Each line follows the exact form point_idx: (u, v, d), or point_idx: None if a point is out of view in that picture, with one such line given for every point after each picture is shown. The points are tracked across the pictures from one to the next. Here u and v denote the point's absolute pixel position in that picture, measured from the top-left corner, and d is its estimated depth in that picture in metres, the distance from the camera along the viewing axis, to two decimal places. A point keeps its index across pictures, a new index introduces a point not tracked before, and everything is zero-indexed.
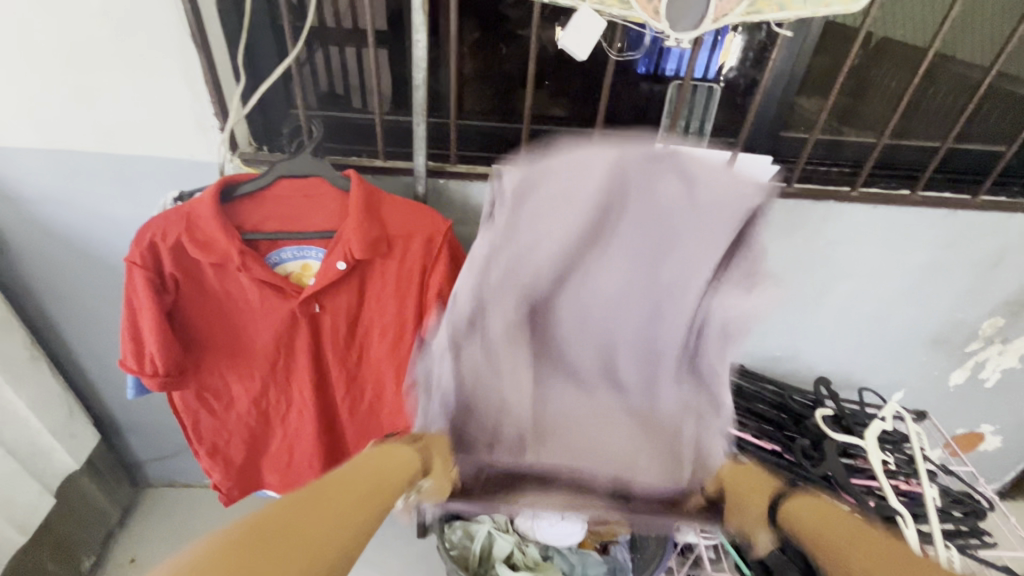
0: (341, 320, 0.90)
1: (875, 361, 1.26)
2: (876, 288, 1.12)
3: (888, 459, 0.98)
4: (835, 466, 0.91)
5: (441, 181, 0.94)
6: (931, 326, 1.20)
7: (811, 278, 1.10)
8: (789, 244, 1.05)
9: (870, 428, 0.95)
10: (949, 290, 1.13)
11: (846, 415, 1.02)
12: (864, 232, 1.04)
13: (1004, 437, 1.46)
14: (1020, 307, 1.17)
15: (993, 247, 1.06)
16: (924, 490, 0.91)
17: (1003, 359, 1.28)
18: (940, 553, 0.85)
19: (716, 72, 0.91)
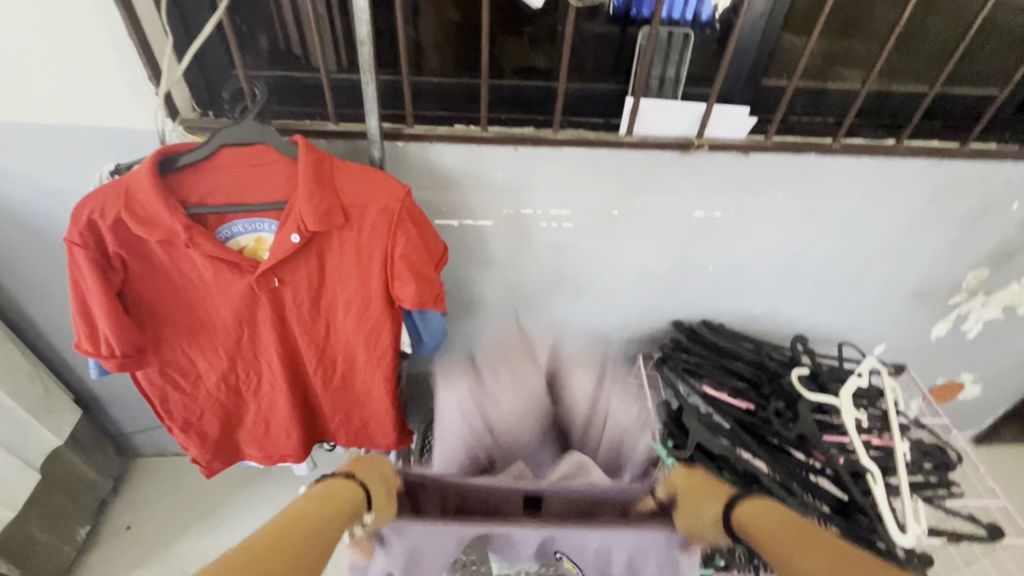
0: (303, 294, 0.88)
1: (857, 316, 1.25)
2: (860, 243, 1.09)
3: (861, 416, 0.98)
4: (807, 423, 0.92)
5: (399, 144, 0.88)
6: (915, 279, 1.18)
7: (792, 236, 1.07)
8: (772, 199, 1.00)
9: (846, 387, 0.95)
10: (933, 243, 1.11)
11: (822, 373, 1.01)
12: (849, 185, 0.99)
13: (982, 385, 1.49)
14: (1004, 260, 1.15)
15: (980, 199, 1.03)
16: (897, 444, 0.91)
17: (986, 312, 1.27)
18: (907, 503, 0.87)
19: (710, 17, 0.89)
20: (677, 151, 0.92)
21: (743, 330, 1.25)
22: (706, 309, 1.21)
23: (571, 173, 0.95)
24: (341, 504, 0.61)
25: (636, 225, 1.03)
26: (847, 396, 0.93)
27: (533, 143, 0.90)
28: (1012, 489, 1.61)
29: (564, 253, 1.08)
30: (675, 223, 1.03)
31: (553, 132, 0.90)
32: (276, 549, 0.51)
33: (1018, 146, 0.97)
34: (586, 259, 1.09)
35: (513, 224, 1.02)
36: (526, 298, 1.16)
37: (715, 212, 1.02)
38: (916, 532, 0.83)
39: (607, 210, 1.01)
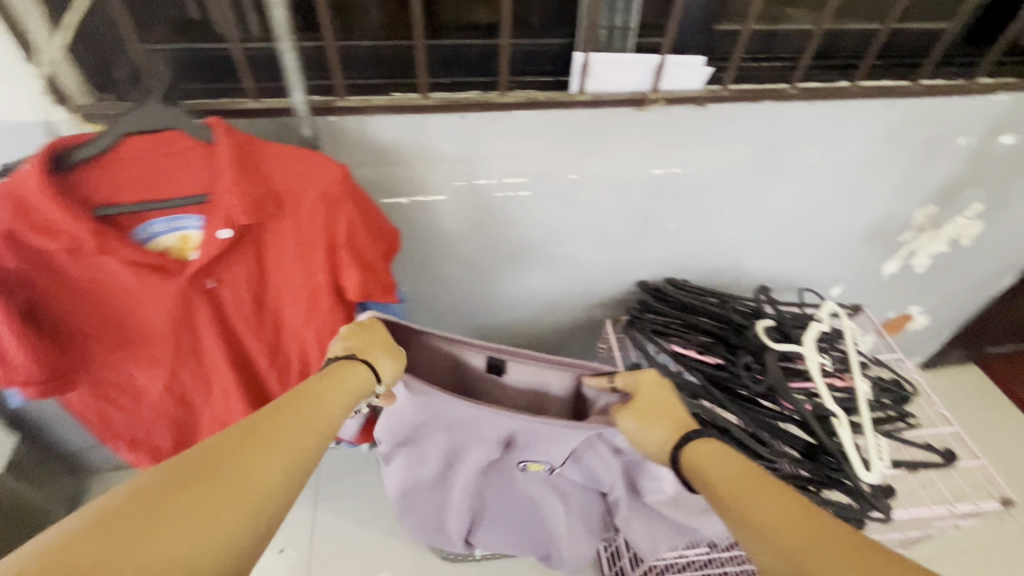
0: (244, 292, 0.81)
1: (815, 260, 1.28)
2: (816, 189, 1.09)
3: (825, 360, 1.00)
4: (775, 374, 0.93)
5: (333, 119, 0.80)
6: (868, 220, 1.20)
7: (752, 187, 1.06)
8: (730, 150, 0.98)
9: (810, 333, 0.97)
10: (885, 183, 1.12)
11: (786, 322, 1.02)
12: (806, 131, 0.97)
13: (929, 315, 1.57)
14: (951, 194, 1.17)
15: (930, 135, 1.03)
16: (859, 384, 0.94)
17: (933, 246, 1.31)
18: (870, 441, 0.90)
19: None
20: (633, 107, 0.87)
21: (707, 284, 1.25)
22: (670, 266, 1.20)
23: (524, 138, 0.89)
24: (351, 376, 0.69)
25: (595, 188, 0.99)
26: (812, 342, 0.94)
27: (480, 108, 0.83)
28: (954, 406, 1.74)
29: (523, 223, 1.03)
30: (635, 183, 1.00)
31: (501, 94, 0.83)
32: (287, 421, 0.59)
33: (965, 80, 0.96)
34: (546, 227, 1.05)
35: (466, 196, 0.96)
36: (488, 272, 1.12)
37: (674, 168, 0.99)
38: (880, 468, 0.87)
39: (564, 175, 0.96)
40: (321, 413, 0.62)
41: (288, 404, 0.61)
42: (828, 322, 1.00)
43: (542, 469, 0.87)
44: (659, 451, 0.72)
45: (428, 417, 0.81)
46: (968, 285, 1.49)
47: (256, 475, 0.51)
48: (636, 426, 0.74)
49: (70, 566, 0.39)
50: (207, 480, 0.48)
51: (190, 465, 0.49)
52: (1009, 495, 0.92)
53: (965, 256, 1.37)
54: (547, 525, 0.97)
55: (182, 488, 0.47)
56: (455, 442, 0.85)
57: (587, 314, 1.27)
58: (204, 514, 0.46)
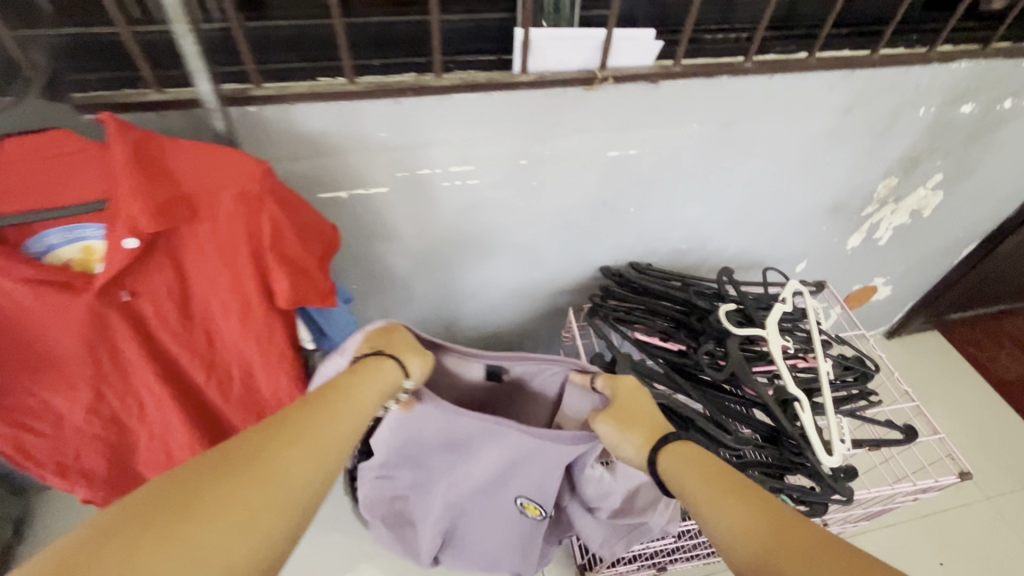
0: (165, 303, 0.74)
1: (780, 238, 1.25)
2: (777, 165, 1.06)
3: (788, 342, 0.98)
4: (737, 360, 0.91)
5: (251, 110, 0.72)
6: (831, 195, 1.18)
7: (712, 167, 1.02)
8: (686, 128, 0.93)
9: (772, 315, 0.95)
10: (847, 157, 1.09)
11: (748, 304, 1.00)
12: (764, 106, 0.93)
13: (893, 285, 1.58)
14: (912, 165, 1.15)
15: (890, 106, 1.00)
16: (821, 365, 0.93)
17: (896, 218, 1.30)
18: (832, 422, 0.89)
19: None
20: (580, 87, 0.81)
21: (672, 267, 1.22)
22: (632, 251, 1.16)
23: (466, 124, 0.83)
24: (375, 375, 0.69)
25: (548, 174, 0.94)
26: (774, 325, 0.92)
27: (415, 93, 0.77)
28: (918, 373, 1.77)
29: (475, 213, 0.98)
30: (590, 167, 0.95)
31: (436, 77, 0.76)
32: (312, 418, 0.60)
33: (925, 48, 0.93)
34: (500, 217, 1.00)
35: (411, 187, 0.90)
36: (443, 265, 1.07)
37: (629, 150, 0.94)
38: (842, 451, 0.85)
39: (513, 161, 0.90)
40: (346, 411, 0.63)
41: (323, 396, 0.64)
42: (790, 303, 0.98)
43: (538, 512, 0.87)
44: (638, 455, 0.70)
45: (429, 434, 0.79)
46: (930, 255, 1.49)
47: (280, 471, 0.53)
48: (612, 429, 0.73)
49: (132, 528, 0.45)
50: (250, 461, 0.53)
51: (220, 452, 0.53)
52: (966, 468, 0.93)
53: (927, 227, 1.37)
54: (517, 551, 0.97)
55: (213, 471, 0.50)
56: (450, 461, 0.84)
57: (551, 303, 1.23)
58: (250, 491, 0.50)
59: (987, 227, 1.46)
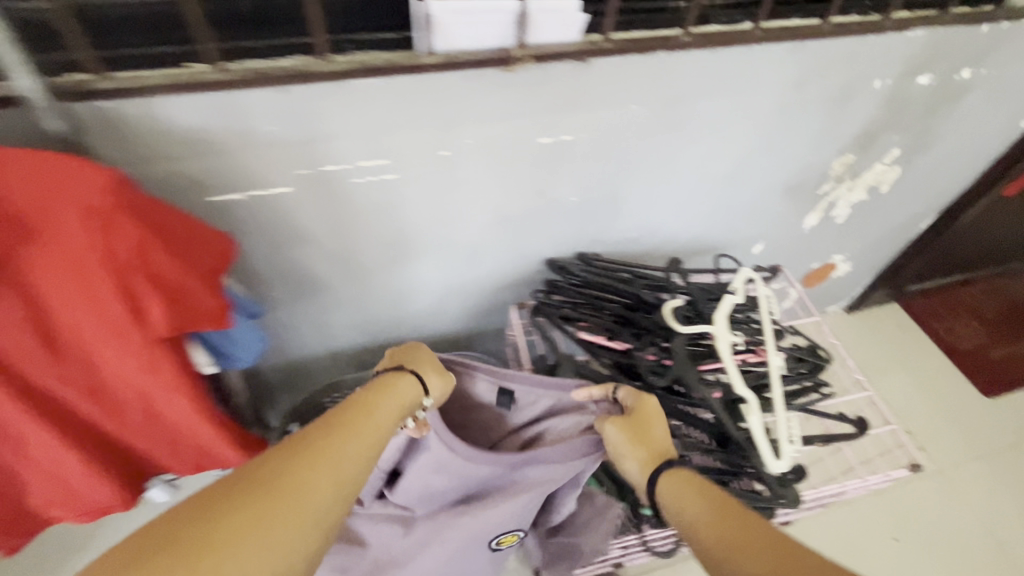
0: (14, 341, 0.63)
1: (735, 221, 1.19)
2: (727, 146, 0.98)
3: (739, 337, 0.93)
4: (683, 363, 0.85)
5: (101, 104, 0.61)
6: (786, 175, 1.11)
7: (657, 150, 0.94)
8: (625, 110, 0.84)
9: (722, 311, 0.89)
10: (800, 135, 1.02)
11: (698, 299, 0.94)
12: (707, 84, 0.85)
13: (853, 262, 1.54)
14: (869, 141, 1.09)
15: (844, 79, 0.93)
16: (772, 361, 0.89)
17: (853, 195, 1.25)
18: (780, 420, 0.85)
19: None
20: (498, 69, 0.71)
21: (622, 256, 1.15)
22: (577, 243, 1.08)
23: (370, 112, 0.72)
24: (395, 394, 0.71)
25: (475, 165, 0.85)
26: (723, 322, 0.87)
27: (302, 80, 0.66)
28: (877, 348, 1.76)
29: (397, 211, 0.89)
30: (521, 157, 0.86)
31: (325, 61, 0.66)
32: (338, 433, 0.61)
33: (879, 16, 0.85)
34: (427, 214, 0.91)
35: (318, 186, 0.80)
36: (370, 265, 0.98)
37: (564, 136, 0.85)
38: (789, 455, 0.81)
39: (432, 154, 0.81)
40: (368, 427, 0.64)
41: (349, 411, 0.65)
42: (741, 295, 0.93)
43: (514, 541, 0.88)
44: (639, 472, 0.73)
45: (442, 455, 0.79)
46: (889, 230, 1.45)
47: (306, 486, 0.53)
48: (622, 438, 0.75)
49: (173, 529, 0.46)
50: (280, 470, 0.54)
51: (256, 463, 0.54)
52: (917, 461, 0.90)
53: (885, 204, 1.32)
54: None
55: (248, 482, 0.52)
56: (444, 489, 0.83)
57: (496, 299, 1.16)
58: (282, 497, 0.51)
59: (946, 201, 1.42)
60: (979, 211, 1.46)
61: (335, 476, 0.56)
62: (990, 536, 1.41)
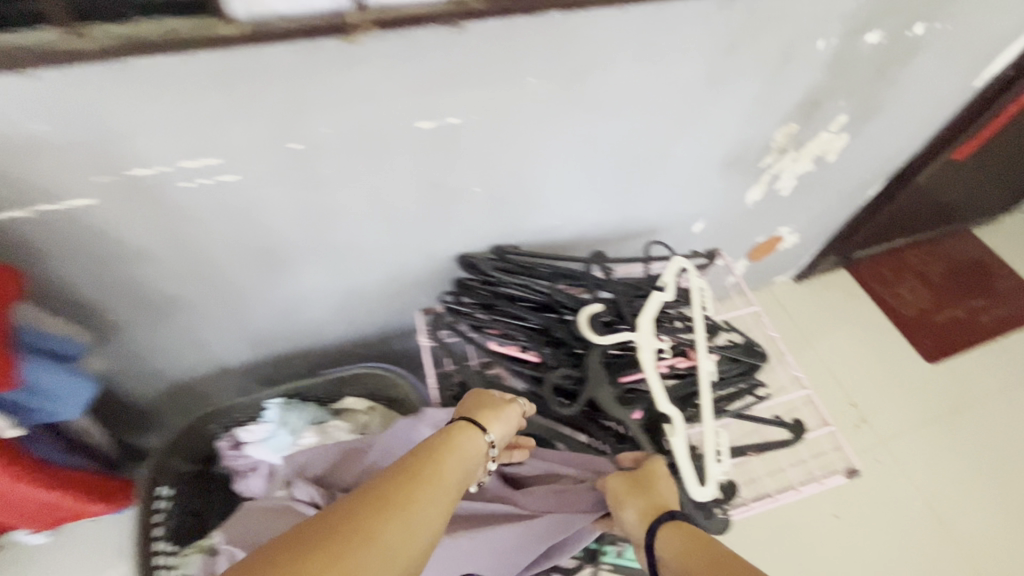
0: None
1: (670, 201, 1.07)
2: (651, 121, 0.85)
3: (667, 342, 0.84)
4: (598, 382, 0.76)
5: None
6: (722, 149, 0.99)
7: (570, 131, 0.80)
8: (521, 86, 0.69)
9: (644, 317, 0.79)
10: (735, 105, 0.89)
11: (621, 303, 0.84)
12: (618, 49, 0.70)
13: (799, 233, 1.46)
14: (813, 108, 0.97)
15: (782, 40, 0.79)
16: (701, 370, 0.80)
17: (798, 167, 1.14)
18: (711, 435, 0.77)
19: None
20: (336, 39, 0.55)
21: (545, 247, 1.02)
22: (489, 237, 0.94)
23: (173, 100, 0.55)
24: (462, 443, 0.67)
25: (340, 159, 0.69)
26: (645, 331, 0.77)
27: (53, 61, 0.48)
28: (823, 316, 1.72)
29: (253, 217, 0.73)
30: (399, 147, 0.70)
31: (81, 36, 0.48)
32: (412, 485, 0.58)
33: None
34: (295, 218, 0.75)
35: (132, 193, 0.63)
36: (239, 277, 0.83)
37: (448, 120, 0.69)
38: (717, 479, 0.73)
39: (278, 149, 0.64)
40: (436, 478, 0.60)
41: (419, 458, 0.62)
42: (669, 296, 0.82)
43: None
44: (637, 523, 0.67)
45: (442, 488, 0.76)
46: (837, 199, 1.36)
47: (387, 540, 0.51)
48: (619, 486, 0.70)
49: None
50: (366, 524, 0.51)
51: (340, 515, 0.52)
52: (854, 466, 0.85)
53: (832, 173, 1.22)
54: None
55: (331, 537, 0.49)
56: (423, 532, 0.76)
57: (405, 301, 1.02)
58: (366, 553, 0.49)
59: (895, 166, 1.33)
60: (928, 175, 1.38)
61: (406, 532, 0.53)
62: (927, 504, 1.42)
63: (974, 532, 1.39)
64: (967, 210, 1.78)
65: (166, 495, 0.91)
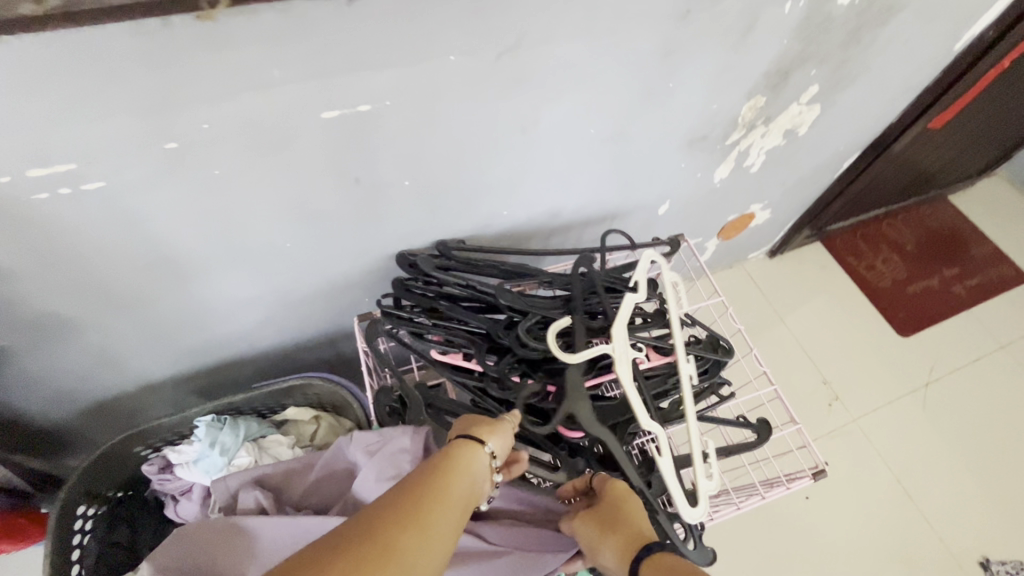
0: None
1: (631, 183, 0.98)
2: (602, 100, 0.76)
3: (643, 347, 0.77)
4: (576, 401, 0.71)
5: None
6: (685, 126, 0.90)
7: (508, 114, 0.70)
8: (440, 65, 0.59)
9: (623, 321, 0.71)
10: (696, 78, 0.80)
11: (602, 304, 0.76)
12: (554, 18, 0.60)
13: (771, 209, 1.39)
14: (781, 78, 0.89)
15: (744, 3, 0.70)
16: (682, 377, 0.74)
17: (768, 141, 1.06)
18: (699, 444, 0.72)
19: None
20: (189, 16, 0.45)
21: (495, 239, 0.94)
22: (431, 233, 0.86)
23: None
24: (474, 449, 0.60)
25: (234, 157, 0.59)
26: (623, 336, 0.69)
27: None
28: (796, 290, 1.67)
29: (141, 227, 0.63)
30: (304, 141, 0.61)
31: None
32: (428, 500, 0.52)
33: None
34: (194, 225, 0.66)
35: None
36: (141, 292, 0.73)
37: (357, 108, 0.59)
38: (708, 497, 0.70)
39: (151, 148, 0.55)
40: (453, 490, 0.54)
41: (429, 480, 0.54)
42: (645, 296, 0.74)
43: None
44: (617, 566, 0.59)
45: None
46: (810, 172, 1.29)
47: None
48: (591, 532, 0.64)
49: None
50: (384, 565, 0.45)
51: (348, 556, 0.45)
52: (820, 465, 0.81)
53: (804, 147, 1.15)
54: None
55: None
56: None
57: (345, 302, 0.94)
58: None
59: (871, 135, 1.26)
60: (904, 143, 1.31)
61: (424, 557, 0.47)
62: (898, 480, 1.41)
63: (944, 506, 1.39)
64: (943, 178, 1.73)
65: (83, 528, 0.83)
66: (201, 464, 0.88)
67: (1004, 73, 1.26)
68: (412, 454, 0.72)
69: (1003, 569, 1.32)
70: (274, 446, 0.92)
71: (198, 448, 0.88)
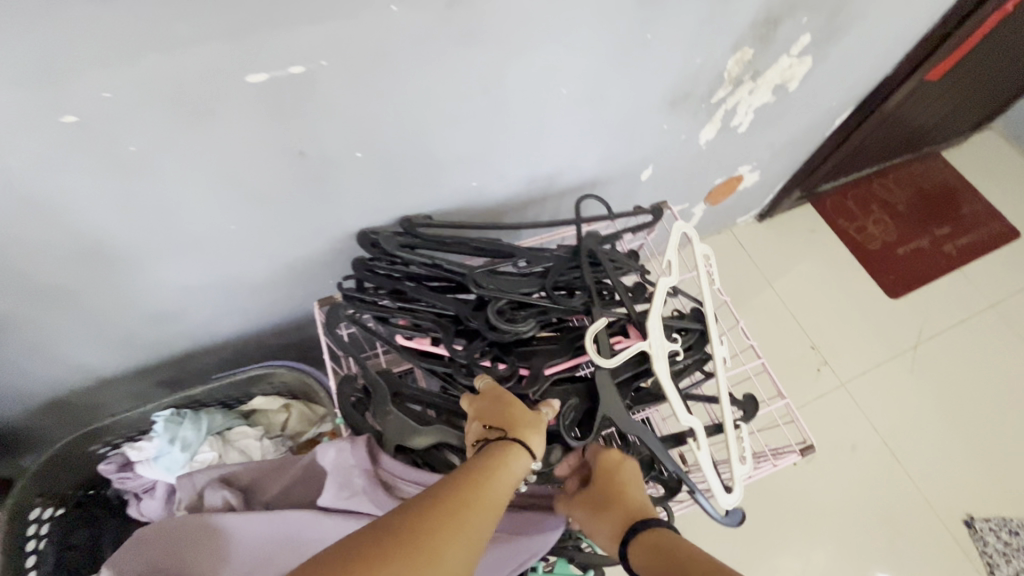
0: None
1: (610, 148, 0.91)
2: (573, 56, 0.68)
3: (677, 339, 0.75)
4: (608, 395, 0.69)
5: None
6: (666, 84, 0.83)
7: (467, 75, 0.63)
8: (381, 18, 0.52)
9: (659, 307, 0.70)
10: (677, 29, 0.72)
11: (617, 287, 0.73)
12: None
13: (761, 171, 1.33)
14: (770, 27, 0.81)
15: None
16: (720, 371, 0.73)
17: (756, 99, 0.99)
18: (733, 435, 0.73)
19: None
20: None
21: (464, 213, 0.87)
22: (393, 209, 0.79)
23: None
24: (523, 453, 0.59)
25: (150, 131, 0.52)
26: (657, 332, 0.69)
27: None
28: (783, 253, 1.63)
29: (55, 212, 0.56)
30: (231, 111, 0.54)
31: None
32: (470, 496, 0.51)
33: None
34: (118, 209, 0.59)
35: None
36: (72, 284, 0.67)
37: (289, 70, 0.52)
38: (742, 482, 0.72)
39: (46, 121, 0.48)
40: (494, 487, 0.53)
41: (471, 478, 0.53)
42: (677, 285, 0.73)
43: None
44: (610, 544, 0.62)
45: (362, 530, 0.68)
46: (801, 131, 1.22)
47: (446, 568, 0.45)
48: (584, 516, 0.66)
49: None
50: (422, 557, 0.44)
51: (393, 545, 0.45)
52: (808, 440, 0.78)
53: (794, 104, 1.08)
54: None
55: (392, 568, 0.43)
56: None
57: (305, 286, 0.88)
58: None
59: (865, 90, 1.19)
60: (899, 97, 1.24)
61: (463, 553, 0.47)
62: (885, 443, 1.41)
63: (930, 467, 1.39)
64: (938, 133, 1.67)
65: (37, 533, 0.79)
66: (162, 463, 0.83)
67: (1006, 19, 1.19)
68: (361, 466, 0.68)
69: (986, 526, 1.34)
70: (237, 442, 0.88)
71: (157, 447, 0.83)
